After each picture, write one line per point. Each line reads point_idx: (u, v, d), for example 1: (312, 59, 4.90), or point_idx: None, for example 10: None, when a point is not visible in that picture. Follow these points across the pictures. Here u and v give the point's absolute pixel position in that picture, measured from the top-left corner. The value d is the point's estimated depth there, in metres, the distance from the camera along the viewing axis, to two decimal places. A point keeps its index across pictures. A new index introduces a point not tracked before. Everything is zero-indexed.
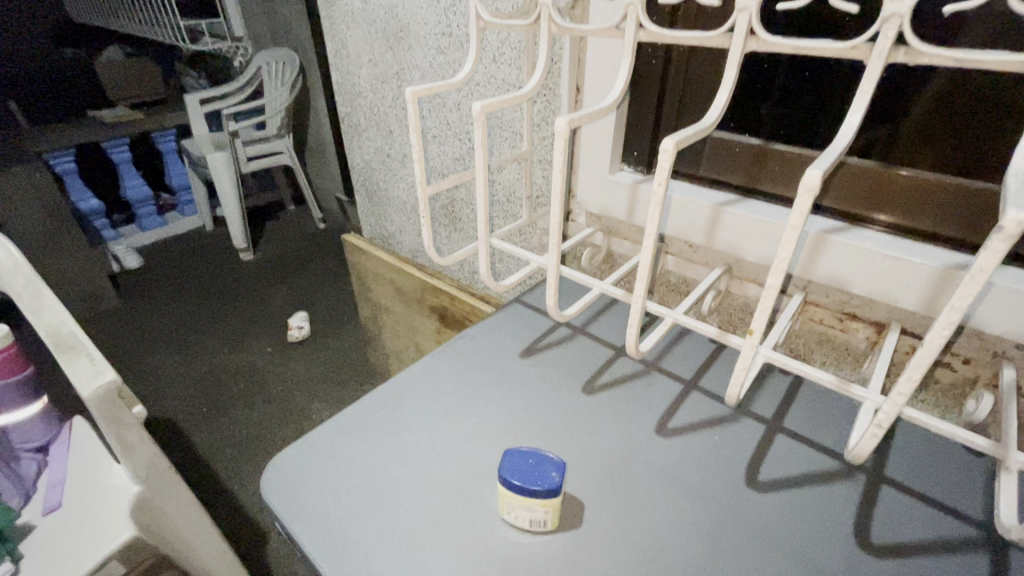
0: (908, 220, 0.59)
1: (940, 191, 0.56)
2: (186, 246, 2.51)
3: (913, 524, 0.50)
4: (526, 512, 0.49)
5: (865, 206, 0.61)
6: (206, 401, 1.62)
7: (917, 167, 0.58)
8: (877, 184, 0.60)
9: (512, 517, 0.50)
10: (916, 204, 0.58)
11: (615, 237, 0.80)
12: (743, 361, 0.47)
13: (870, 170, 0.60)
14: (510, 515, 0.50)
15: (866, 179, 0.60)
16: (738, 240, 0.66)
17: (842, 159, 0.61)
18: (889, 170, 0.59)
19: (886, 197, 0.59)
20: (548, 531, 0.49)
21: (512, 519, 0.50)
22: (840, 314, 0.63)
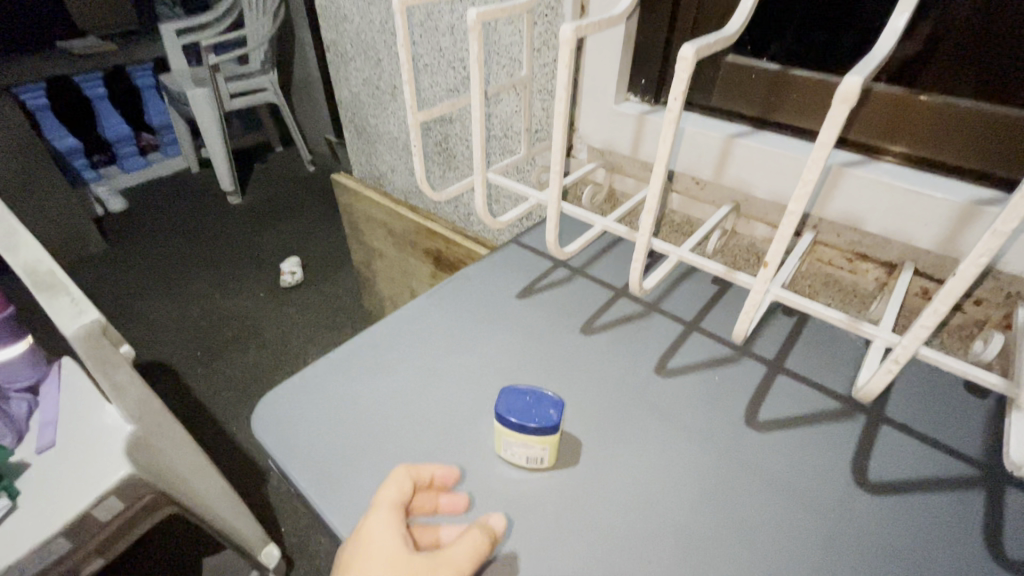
0: (928, 152, 0.56)
1: (967, 121, 0.52)
2: (171, 189, 2.43)
3: (912, 461, 0.50)
4: (522, 450, 0.48)
5: (884, 137, 0.58)
6: (200, 345, 1.62)
7: (946, 94, 0.54)
8: (902, 115, 0.56)
9: (507, 454, 0.49)
10: (940, 135, 0.54)
11: (618, 173, 0.76)
12: (753, 298, 0.45)
13: (894, 98, 0.55)
14: (505, 452, 0.49)
15: (889, 108, 0.56)
16: (749, 175, 0.63)
17: (866, 86, 0.56)
18: (915, 98, 0.55)
19: (909, 130, 0.56)
20: (545, 469, 0.49)
21: (508, 456, 0.49)
22: (850, 254, 0.60)
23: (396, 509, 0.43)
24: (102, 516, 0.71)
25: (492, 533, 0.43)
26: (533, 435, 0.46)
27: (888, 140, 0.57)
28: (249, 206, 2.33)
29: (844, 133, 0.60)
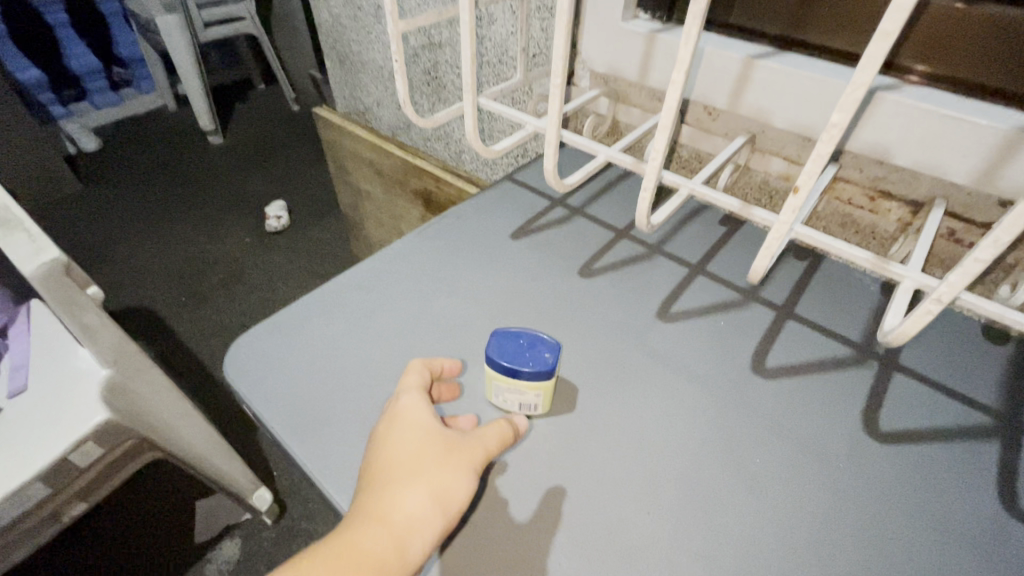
0: (972, 73, 0.50)
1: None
2: (148, 128, 2.30)
3: (925, 410, 0.47)
4: (515, 395, 0.45)
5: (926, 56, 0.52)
6: (184, 290, 1.57)
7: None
8: (956, 32, 0.50)
9: (499, 400, 0.47)
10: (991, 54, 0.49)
11: (623, 103, 0.70)
12: (777, 231, 0.40)
13: (951, 10, 0.49)
14: (498, 397, 0.47)
15: (941, 23, 0.50)
16: (769, 103, 0.56)
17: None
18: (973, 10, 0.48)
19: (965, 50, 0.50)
20: (538, 415, 0.46)
21: (500, 401, 0.47)
22: (873, 192, 0.56)
23: (424, 392, 0.44)
24: (80, 463, 0.69)
25: (515, 429, 0.44)
26: (525, 379, 0.43)
27: (942, 64, 0.51)
28: (231, 147, 2.22)
29: (890, 57, 0.53)
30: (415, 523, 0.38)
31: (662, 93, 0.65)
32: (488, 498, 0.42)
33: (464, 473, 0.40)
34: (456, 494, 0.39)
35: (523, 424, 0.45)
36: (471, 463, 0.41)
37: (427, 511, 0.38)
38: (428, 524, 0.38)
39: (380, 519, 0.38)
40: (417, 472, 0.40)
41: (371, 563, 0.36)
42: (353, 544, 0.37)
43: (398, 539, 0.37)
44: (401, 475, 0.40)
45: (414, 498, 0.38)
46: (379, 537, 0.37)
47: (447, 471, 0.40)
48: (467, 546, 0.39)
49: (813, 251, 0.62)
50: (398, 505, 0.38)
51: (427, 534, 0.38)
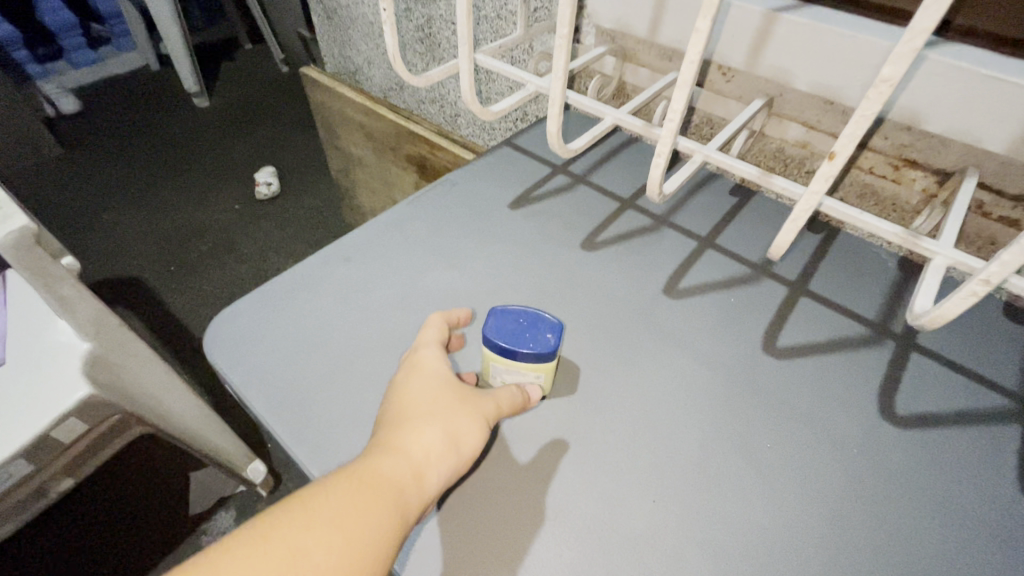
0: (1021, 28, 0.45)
1: None
2: (129, 89, 2.21)
3: (943, 392, 0.45)
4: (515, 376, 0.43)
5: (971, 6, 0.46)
6: (173, 259, 1.53)
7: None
8: None
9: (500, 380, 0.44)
10: None
11: (631, 62, 0.65)
12: (805, 202, 0.37)
13: None
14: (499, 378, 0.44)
15: None
16: (791, 62, 0.52)
17: None
18: None
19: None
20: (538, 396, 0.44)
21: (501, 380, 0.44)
22: (897, 160, 0.52)
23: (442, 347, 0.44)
24: (64, 439, 0.66)
25: (526, 395, 0.42)
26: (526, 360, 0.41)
27: (1007, 23, 0.45)
28: (217, 109, 2.13)
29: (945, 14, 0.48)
30: (432, 455, 0.37)
31: (673, 51, 0.60)
32: (486, 482, 0.40)
33: (479, 419, 0.39)
34: (470, 436, 0.39)
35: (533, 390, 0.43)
36: (486, 412, 0.40)
37: (445, 445, 0.37)
38: (445, 459, 0.37)
39: (397, 449, 0.37)
40: (435, 411, 0.39)
41: (390, 487, 0.34)
42: (371, 468, 0.35)
43: (415, 468, 0.36)
44: (419, 413, 0.39)
45: (432, 433, 0.38)
46: (398, 465, 0.36)
47: (463, 414, 0.39)
48: (463, 534, 0.38)
49: (829, 224, 0.58)
50: (415, 438, 0.37)
51: (443, 469, 0.37)
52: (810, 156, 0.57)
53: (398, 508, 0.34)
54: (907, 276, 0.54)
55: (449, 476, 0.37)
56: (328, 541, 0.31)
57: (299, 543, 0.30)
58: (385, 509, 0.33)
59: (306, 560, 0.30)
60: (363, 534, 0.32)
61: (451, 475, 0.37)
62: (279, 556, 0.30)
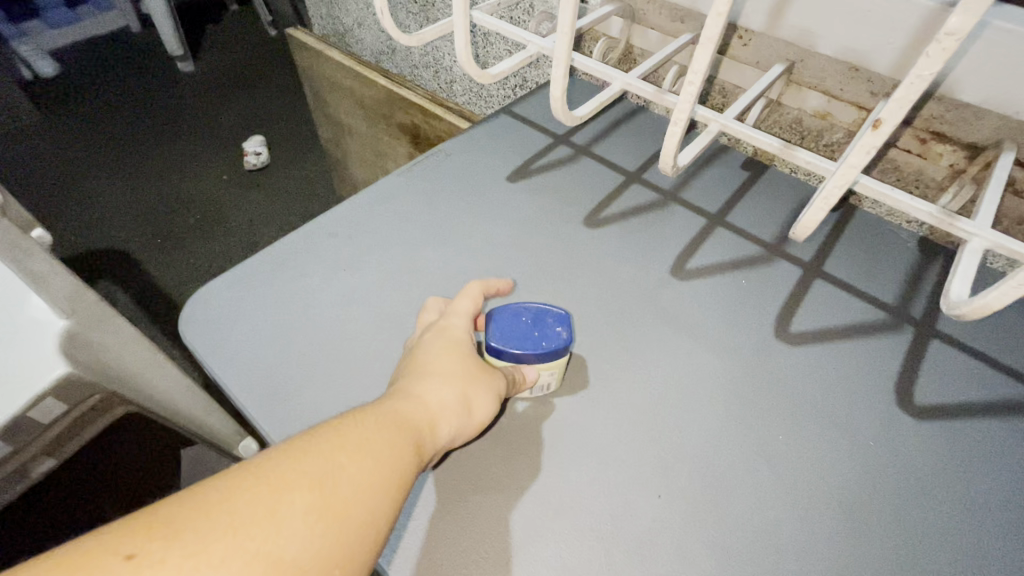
0: None
1: None
2: (109, 51, 2.11)
3: (964, 381, 0.42)
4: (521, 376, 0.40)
5: None
6: (158, 231, 1.48)
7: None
8: None
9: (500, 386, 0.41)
10: None
11: (640, 23, 0.60)
12: (838, 178, 0.33)
13: None
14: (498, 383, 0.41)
15: None
16: (817, 23, 0.48)
17: None
18: None
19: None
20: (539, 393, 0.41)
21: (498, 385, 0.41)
22: (924, 133, 0.48)
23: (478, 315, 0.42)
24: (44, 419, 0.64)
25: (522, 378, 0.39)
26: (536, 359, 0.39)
27: None
28: (203, 74, 2.05)
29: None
30: (448, 408, 0.34)
31: (686, 11, 0.56)
32: (481, 477, 0.37)
33: (495, 390, 0.37)
34: (485, 402, 0.36)
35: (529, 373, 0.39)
36: (500, 384, 0.38)
37: (462, 399, 0.36)
38: (459, 415, 0.35)
39: (414, 396, 0.34)
40: (452, 370, 0.37)
41: (410, 428, 0.32)
42: (390, 408, 0.33)
43: (432, 416, 0.34)
44: (438, 369, 0.37)
45: (450, 389, 0.36)
46: (416, 410, 0.33)
47: (481, 378, 0.37)
48: (457, 531, 0.35)
49: (846, 201, 0.55)
50: (433, 390, 0.35)
51: (456, 424, 0.35)
52: (830, 128, 0.54)
53: (414, 449, 0.31)
54: (928, 257, 0.51)
55: (458, 434, 0.35)
56: (361, 462, 0.28)
57: (334, 458, 0.28)
58: (401, 444, 0.31)
59: (341, 476, 0.27)
60: (391, 463, 0.30)
61: (459, 435, 0.35)
62: (315, 468, 0.27)
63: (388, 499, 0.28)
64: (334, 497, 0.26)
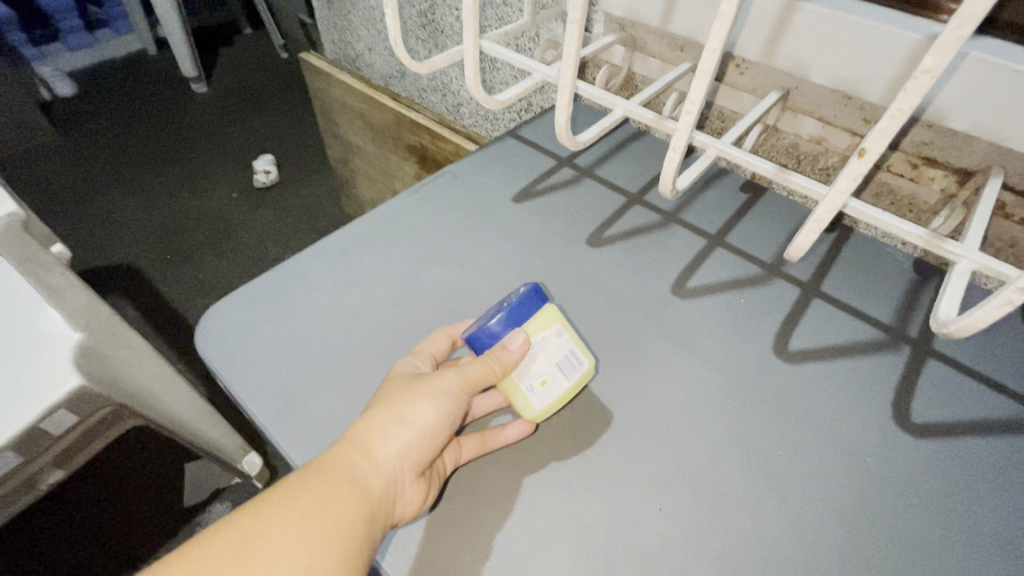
0: None
1: None
2: (126, 73, 2.17)
3: (960, 399, 0.43)
4: (549, 356, 0.40)
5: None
6: (168, 248, 1.51)
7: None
8: None
9: (547, 392, 0.41)
10: None
11: (641, 51, 0.63)
12: (827, 203, 0.35)
13: None
14: (546, 391, 0.41)
15: None
16: (809, 53, 0.50)
17: None
18: None
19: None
20: (584, 376, 0.42)
21: (543, 398, 0.41)
22: (916, 158, 0.50)
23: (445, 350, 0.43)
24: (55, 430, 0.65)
25: (510, 346, 0.40)
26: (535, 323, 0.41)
27: None
28: (216, 95, 2.10)
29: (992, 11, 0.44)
30: (380, 433, 0.36)
31: (685, 40, 0.58)
32: (488, 491, 0.39)
33: (436, 397, 0.38)
34: (424, 414, 0.37)
35: (521, 346, 0.40)
36: (443, 386, 0.38)
37: (400, 422, 0.37)
38: (397, 436, 0.36)
39: (350, 434, 0.36)
40: (389, 395, 0.38)
41: (341, 471, 0.34)
42: (326, 456, 0.35)
43: (365, 449, 0.36)
44: (379, 399, 0.38)
45: (383, 413, 0.37)
46: (348, 451, 0.35)
47: (418, 393, 0.38)
48: (463, 545, 0.36)
49: (842, 224, 0.57)
50: (369, 422, 0.37)
51: (396, 446, 0.36)
52: (824, 153, 0.56)
53: (342, 496, 0.34)
54: (923, 278, 0.52)
55: (406, 450, 0.36)
56: (281, 524, 0.32)
57: (255, 532, 0.31)
58: (327, 499, 0.33)
59: (259, 550, 0.31)
60: (316, 517, 0.33)
61: (405, 453, 0.36)
62: (235, 542, 0.31)
63: (314, 550, 0.31)
64: (249, 569, 0.30)
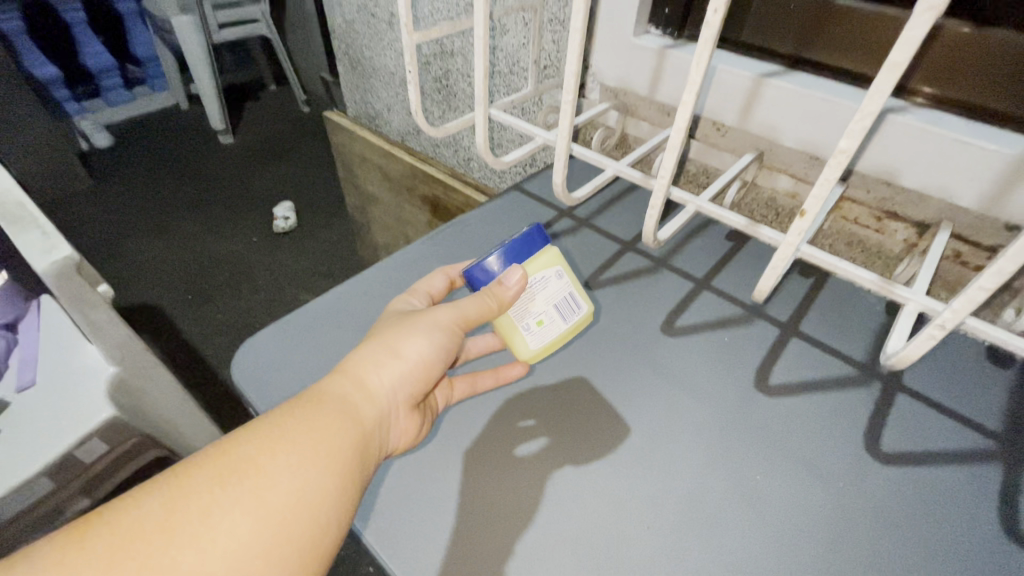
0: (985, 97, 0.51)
1: None
2: (158, 126, 2.33)
3: (928, 432, 0.47)
4: (547, 297, 0.48)
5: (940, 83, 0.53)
6: (189, 288, 1.58)
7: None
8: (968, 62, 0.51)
9: (543, 330, 0.48)
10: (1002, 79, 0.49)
11: (632, 116, 0.71)
12: (780, 252, 0.40)
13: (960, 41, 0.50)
14: (543, 330, 0.48)
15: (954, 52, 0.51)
16: (778, 120, 0.57)
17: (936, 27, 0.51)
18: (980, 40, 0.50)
19: (980, 71, 0.50)
20: (584, 316, 0.50)
21: (541, 334, 0.48)
22: (879, 212, 0.56)
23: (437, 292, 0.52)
24: (86, 458, 0.70)
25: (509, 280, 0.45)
26: (537, 264, 0.48)
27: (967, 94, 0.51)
28: (241, 146, 2.24)
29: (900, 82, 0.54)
30: (374, 364, 0.43)
31: (671, 108, 0.66)
32: (493, 510, 0.42)
33: (426, 331, 0.45)
34: (416, 348, 0.44)
35: (518, 283, 0.45)
36: (438, 320, 0.45)
37: (390, 355, 0.43)
38: (392, 364, 0.43)
39: (344, 367, 0.42)
40: (383, 332, 0.45)
41: (335, 399, 0.40)
42: (318, 389, 0.40)
43: (359, 381, 0.42)
44: (372, 337, 0.45)
45: (377, 347, 0.44)
46: (343, 382, 0.41)
47: (413, 328, 0.45)
48: (469, 557, 0.40)
49: (819, 270, 0.62)
50: (362, 358, 0.43)
51: (390, 373, 0.43)
52: (798, 206, 0.62)
53: (334, 418, 0.38)
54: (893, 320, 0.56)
55: (400, 376, 0.43)
56: (271, 450, 0.35)
57: (244, 455, 0.34)
58: (320, 420, 0.38)
59: (249, 469, 0.34)
60: (309, 441, 0.36)
61: (397, 381, 0.43)
62: (225, 466, 0.33)
63: (304, 472, 0.35)
64: (241, 486, 0.33)
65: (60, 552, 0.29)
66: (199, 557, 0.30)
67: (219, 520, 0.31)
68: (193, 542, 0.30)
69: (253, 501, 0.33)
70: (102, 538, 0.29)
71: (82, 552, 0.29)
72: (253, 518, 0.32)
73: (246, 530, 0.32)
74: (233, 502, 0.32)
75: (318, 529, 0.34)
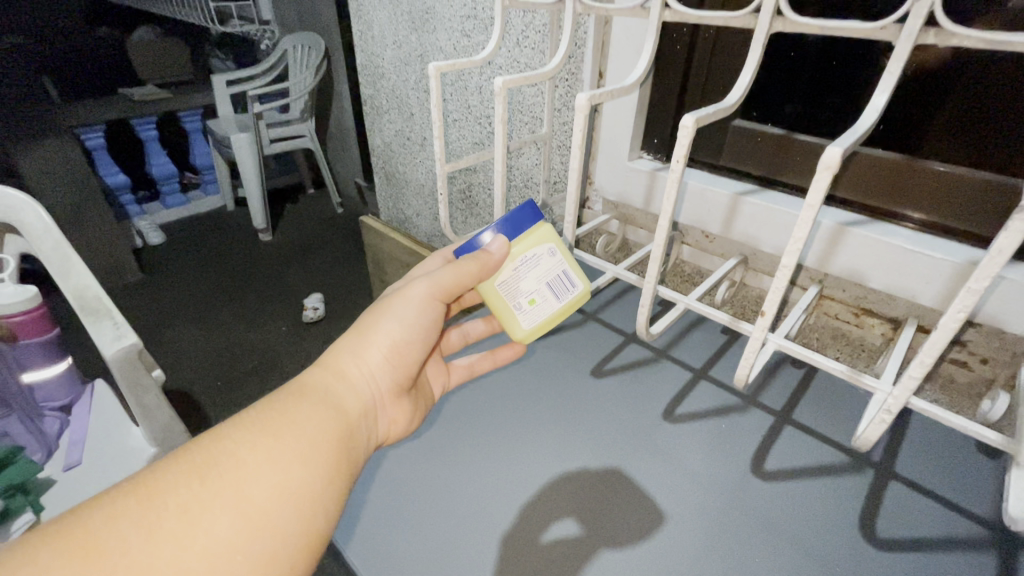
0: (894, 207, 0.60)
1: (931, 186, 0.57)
2: (206, 225, 2.56)
3: (921, 520, 0.49)
4: (540, 276, 0.54)
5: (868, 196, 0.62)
6: (218, 375, 1.66)
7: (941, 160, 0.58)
8: (886, 179, 0.60)
9: (537, 305, 0.55)
10: (911, 195, 0.59)
11: (631, 224, 0.81)
12: (753, 345, 0.47)
13: (879, 162, 0.60)
14: (534, 308, 0.55)
15: (876, 171, 0.61)
16: (756, 231, 0.66)
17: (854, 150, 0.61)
18: (898, 163, 0.59)
19: (895, 187, 0.60)
20: (581, 293, 0.57)
21: (534, 312, 0.55)
22: (855, 308, 0.63)
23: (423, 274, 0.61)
24: None
25: (494, 253, 0.52)
26: (525, 244, 0.54)
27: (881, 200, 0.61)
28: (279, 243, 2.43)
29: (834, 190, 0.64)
30: (352, 360, 0.48)
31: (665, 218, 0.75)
32: None
33: (399, 317, 0.50)
34: (390, 335, 0.50)
35: (501, 249, 0.52)
36: (418, 295, 0.50)
37: (367, 355, 0.49)
38: (368, 355, 0.49)
39: (324, 362, 0.48)
40: (363, 321, 0.50)
41: (316, 393, 0.45)
42: (299, 383, 0.45)
43: (338, 372, 0.47)
44: (347, 333, 0.50)
45: (355, 338, 0.49)
46: (325, 375, 0.47)
47: (393, 312, 0.50)
48: None
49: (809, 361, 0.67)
50: (341, 354, 0.49)
51: (367, 363, 0.49)
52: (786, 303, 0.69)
53: (315, 410, 0.43)
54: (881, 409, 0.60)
55: (376, 364, 0.49)
56: (254, 447, 0.38)
57: (228, 451, 0.38)
58: (300, 413, 0.42)
59: (232, 463, 0.37)
60: (290, 436, 0.40)
61: (374, 368, 0.49)
62: (208, 461, 0.37)
63: (285, 467, 0.38)
64: (224, 481, 0.36)
65: (31, 557, 0.30)
66: (179, 551, 0.32)
67: (204, 514, 0.34)
68: (175, 536, 0.33)
69: (236, 495, 0.36)
70: (76, 542, 0.31)
71: (59, 551, 0.30)
72: (237, 511, 0.35)
73: (229, 527, 0.35)
74: (216, 497, 0.35)
75: (304, 519, 0.38)
